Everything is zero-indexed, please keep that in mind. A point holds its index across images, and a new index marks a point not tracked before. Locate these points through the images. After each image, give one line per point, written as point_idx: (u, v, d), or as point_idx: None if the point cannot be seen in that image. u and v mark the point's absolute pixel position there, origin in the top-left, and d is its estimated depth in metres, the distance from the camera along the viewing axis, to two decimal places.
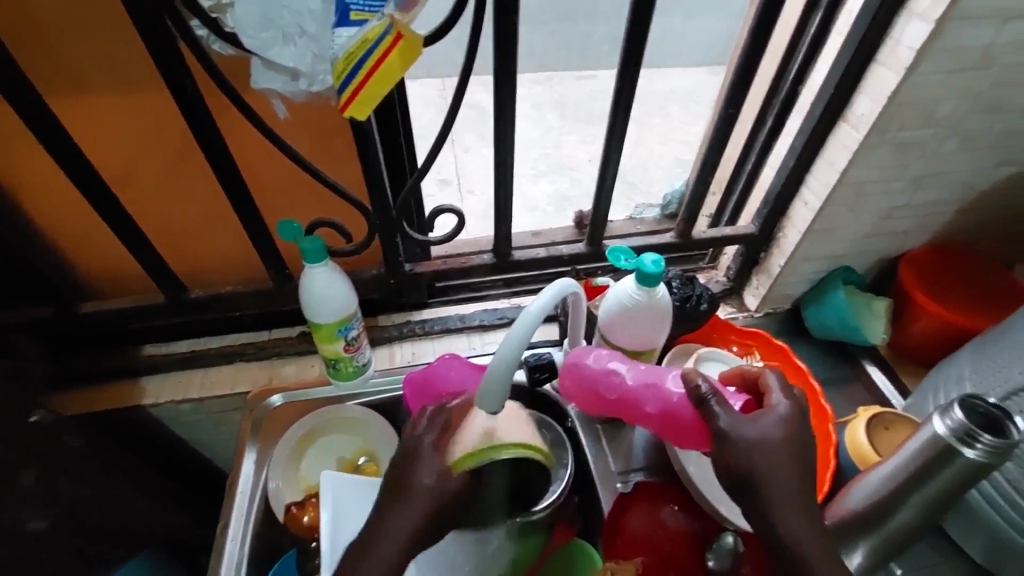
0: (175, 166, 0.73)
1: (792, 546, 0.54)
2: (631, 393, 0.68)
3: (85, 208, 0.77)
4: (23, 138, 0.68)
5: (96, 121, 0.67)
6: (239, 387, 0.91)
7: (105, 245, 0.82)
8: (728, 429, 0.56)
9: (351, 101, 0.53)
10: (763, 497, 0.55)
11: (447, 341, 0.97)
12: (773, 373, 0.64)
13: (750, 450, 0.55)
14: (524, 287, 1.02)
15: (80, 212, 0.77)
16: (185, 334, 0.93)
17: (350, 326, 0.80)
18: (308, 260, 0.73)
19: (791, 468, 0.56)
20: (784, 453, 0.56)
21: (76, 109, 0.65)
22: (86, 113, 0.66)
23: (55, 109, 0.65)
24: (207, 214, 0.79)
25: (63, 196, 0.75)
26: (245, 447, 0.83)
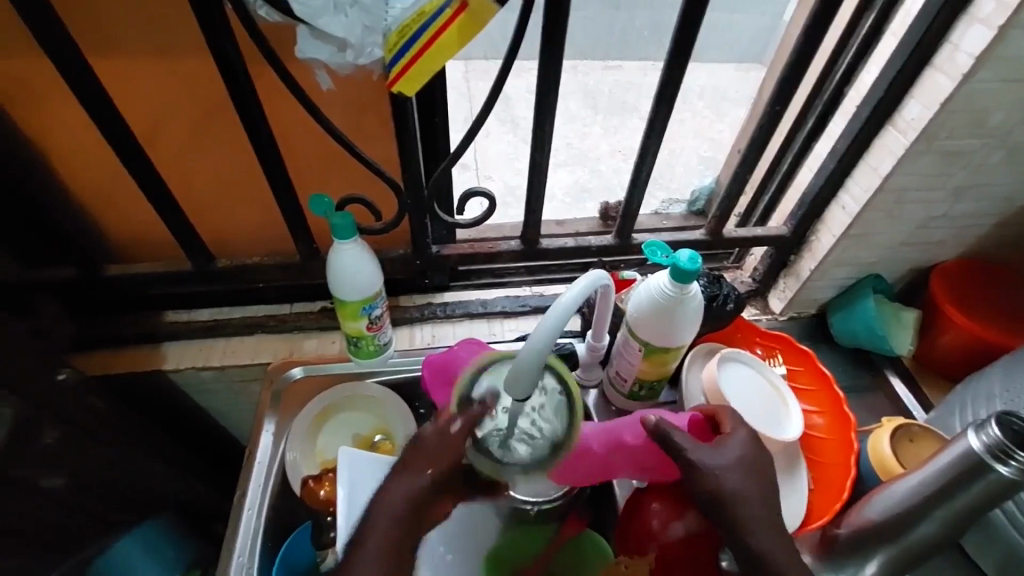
0: (211, 133, 0.72)
1: (769, 564, 0.53)
2: (609, 433, 0.70)
3: (117, 171, 0.77)
4: (65, 97, 0.68)
5: (136, 85, 0.66)
6: (260, 359, 0.91)
7: (135, 208, 0.82)
8: (692, 458, 0.57)
9: (399, 77, 0.53)
10: (731, 515, 0.55)
11: (468, 325, 0.97)
12: (726, 406, 0.65)
13: (717, 474, 0.56)
14: (546, 276, 1.01)
15: (112, 174, 0.77)
16: (208, 302, 0.93)
17: (374, 305, 0.80)
18: (338, 236, 0.73)
19: (758, 485, 0.57)
20: (752, 472, 0.57)
21: (117, 73, 0.65)
22: (127, 77, 0.66)
23: (96, 70, 0.64)
24: (239, 184, 0.79)
25: (98, 157, 0.75)
26: (264, 418, 0.84)
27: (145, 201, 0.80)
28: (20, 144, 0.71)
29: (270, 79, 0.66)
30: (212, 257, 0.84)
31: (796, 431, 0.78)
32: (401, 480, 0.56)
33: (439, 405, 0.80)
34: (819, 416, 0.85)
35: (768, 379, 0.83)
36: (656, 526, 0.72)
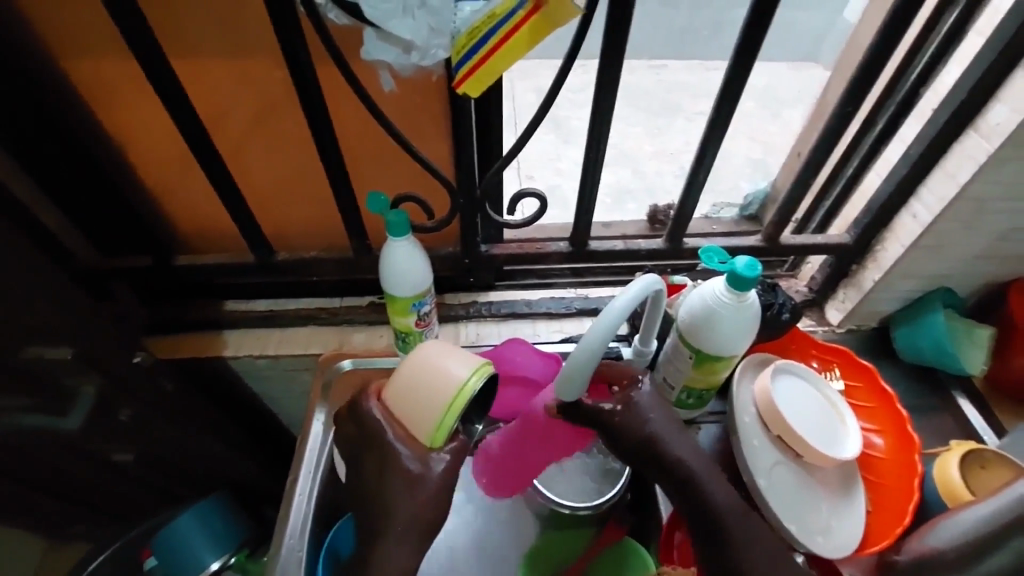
0: (279, 132, 0.75)
1: (715, 508, 0.62)
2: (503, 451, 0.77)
3: (192, 168, 0.81)
4: (150, 98, 0.72)
5: (213, 86, 0.70)
6: (312, 349, 0.95)
7: (202, 200, 0.85)
8: (622, 412, 0.64)
9: (466, 78, 0.55)
10: (676, 465, 0.63)
11: (513, 324, 0.98)
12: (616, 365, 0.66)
13: (641, 425, 0.64)
14: (590, 279, 1.01)
15: (187, 170, 0.81)
16: (265, 293, 0.96)
17: (423, 301, 0.82)
18: (393, 233, 0.75)
19: (670, 426, 0.64)
20: (656, 413, 0.64)
21: (197, 73, 0.69)
22: (205, 77, 0.69)
23: (178, 72, 0.68)
24: (301, 182, 0.82)
25: (173, 151, 0.79)
26: (315, 408, 0.86)
27: (213, 193, 0.83)
28: (106, 140, 0.77)
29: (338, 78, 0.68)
30: (274, 250, 0.87)
31: (854, 450, 0.75)
32: (399, 551, 0.58)
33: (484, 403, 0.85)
34: (879, 436, 0.81)
35: (822, 393, 0.80)
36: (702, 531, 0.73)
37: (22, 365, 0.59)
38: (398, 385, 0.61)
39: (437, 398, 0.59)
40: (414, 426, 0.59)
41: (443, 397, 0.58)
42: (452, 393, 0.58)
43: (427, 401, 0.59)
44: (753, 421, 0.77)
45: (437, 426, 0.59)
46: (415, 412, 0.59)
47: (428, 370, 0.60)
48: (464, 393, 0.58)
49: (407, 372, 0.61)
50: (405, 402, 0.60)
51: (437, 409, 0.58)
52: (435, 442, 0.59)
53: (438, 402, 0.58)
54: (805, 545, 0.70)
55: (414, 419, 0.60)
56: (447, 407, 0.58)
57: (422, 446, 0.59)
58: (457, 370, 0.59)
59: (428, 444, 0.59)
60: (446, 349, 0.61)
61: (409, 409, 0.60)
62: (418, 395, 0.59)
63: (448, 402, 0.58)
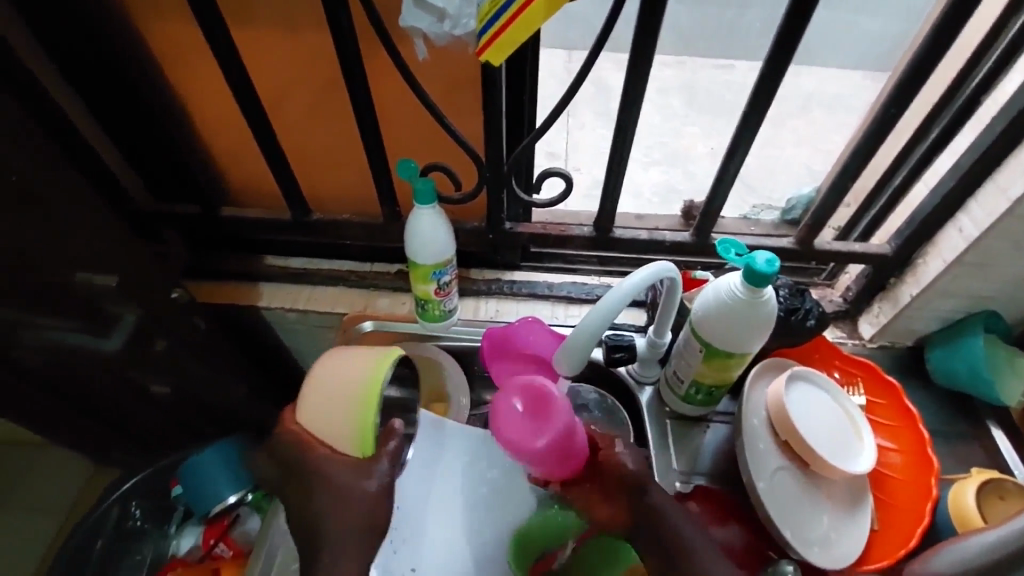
0: (322, 99, 0.79)
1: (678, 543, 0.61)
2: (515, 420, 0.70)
3: (243, 129, 0.86)
4: (206, 56, 0.77)
5: (266, 52, 0.74)
6: (337, 308, 0.99)
7: (251, 159, 0.91)
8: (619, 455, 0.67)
9: (488, 46, 0.54)
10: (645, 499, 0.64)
11: (532, 305, 0.99)
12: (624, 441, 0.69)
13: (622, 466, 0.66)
14: (615, 268, 1.01)
15: (240, 130, 0.87)
16: (301, 252, 1.01)
17: (444, 271, 0.85)
18: (420, 201, 0.78)
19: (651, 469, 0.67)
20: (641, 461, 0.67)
21: (253, 40, 0.73)
22: (261, 44, 0.73)
23: (235, 37, 0.72)
24: (344, 151, 0.86)
25: (224, 108, 0.84)
26: None
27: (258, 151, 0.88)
28: (164, 93, 0.82)
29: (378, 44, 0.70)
30: (309, 211, 0.91)
31: (867, 466, 0.72)
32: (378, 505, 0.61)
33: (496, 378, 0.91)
34: (896, 455, 0.77)
35: (838, 404, 0.77)
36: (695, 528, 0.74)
37: (74, 288, 0.66)
38: (309, 406, 0.65)
39: (349, 407, 0.63)
40: (340, 437, 0.63)
41: (352, 389, 0.63)
42: (363, 387, 0.63)
43: (342, 409, 0.63)
44: (760, 424, 0.75)
45: (360, 438, 0.63)
46: (335, 423, 0.63)
47: (331, 382, 0.64)
48: (376, 392, 0.63)
49: (311, 393, 0.65)
50: (322, 420, 0.64)
51: (353, 414, 0.63)
52: (363, 447, 0.63)
53: (353, 408, 0.63)
54: (799, 553, 0.68)
55: (336, 433, 0.63)
56: (363, 408, 0.62)
57: (354, 457, 0.63)
58: (360, 374, 0.64)
59: (361, 454, 0.63)
60: (345, 358, 0.67)
61: (329, 426, 0.64)
62: (331, 408, 0.64)
63: (361, 405, 0.63)
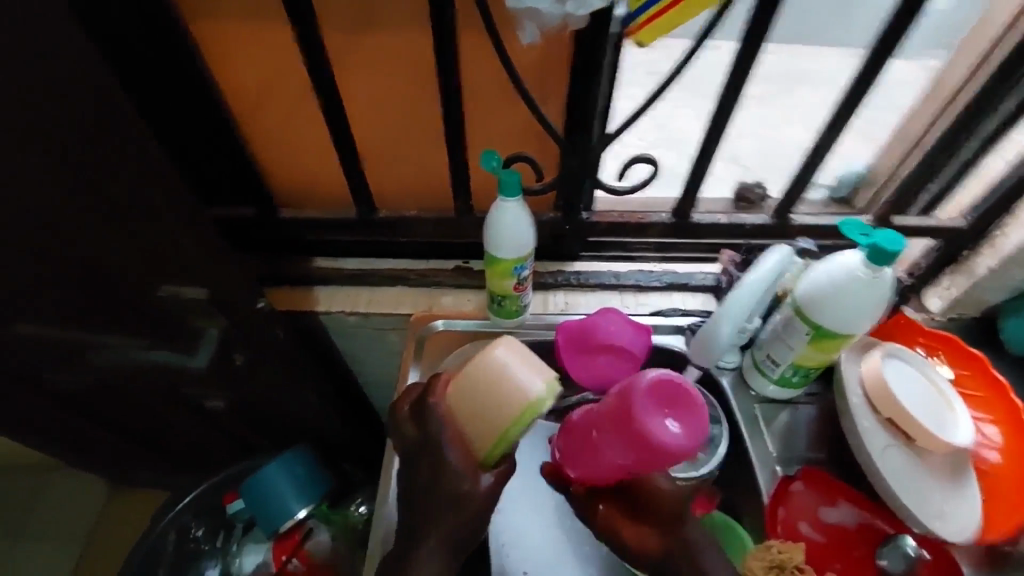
0: (404, 94, 0.74)
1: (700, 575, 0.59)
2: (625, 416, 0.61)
3: (318, 134, 0.81)
4: (291, 61, 0.72)
5: (356, 49, 0.69)
6: (401, 309, 0.95)
7: (324, 167, 0.85)
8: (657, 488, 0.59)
9: (641, 28, 0.61)
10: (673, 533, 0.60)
11: (601, 295, 0.97)
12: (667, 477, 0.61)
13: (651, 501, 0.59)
14: (676, 254, 0.99)
15: (313, 135, 0.81)
16: (354, 252, 0.96)
17: (524, 265, 0.82)
18: (505, 193, 0.75)
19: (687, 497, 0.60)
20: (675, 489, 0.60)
21: (343, 37, 0.68)
22: (349, 40, 0.68)
23: (325, 36, 0.68)
24: (423, 150, 0.81)
25: (308, 114, 0.78)
26: (411, 366, 0.87)
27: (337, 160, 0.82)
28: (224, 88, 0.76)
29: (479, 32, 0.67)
30: (374, 208, 0.86)
31: (969, 436, 0.72)
32: None
33: (570, 373, 0.88)
34: (992, 426, 0.78)
35: (929, 378, 0.77)
36: (805, 510, 0.73)
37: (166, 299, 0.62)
38: (462, 383, 0.60)
39: (502, 409, 0.57)
40: (476, 437, 0.59)
41: (503, 421, 0.57)
42: (524, 405, 0.57)
43: (493, 412, 0.58)
44: (861, 404, 0.75)
45: (495, 445, 0.59)
46: (480, 423, 0.58)
47: (496, 376, 0.59)
48: (532, 414, 0.57)
49: (471, 377, 0.60)
50: (468, 410, 0.59)
51: (502, 422, 0.58)
52: (490, 457, 0.59)
53: (506, 417, 0.57)
54: (923, 528, 0.69)
55: (477, 431, 0.59)
56: (514, 424, 0.57)
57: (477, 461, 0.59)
58: (530, 387, 0.58)
59: (484, 459, 0.59)
60: (524, 356, 0.61)
61: (471, 419, 0.59)
62: (485, 406, 0.58)
63: (515, 417, 0.57)
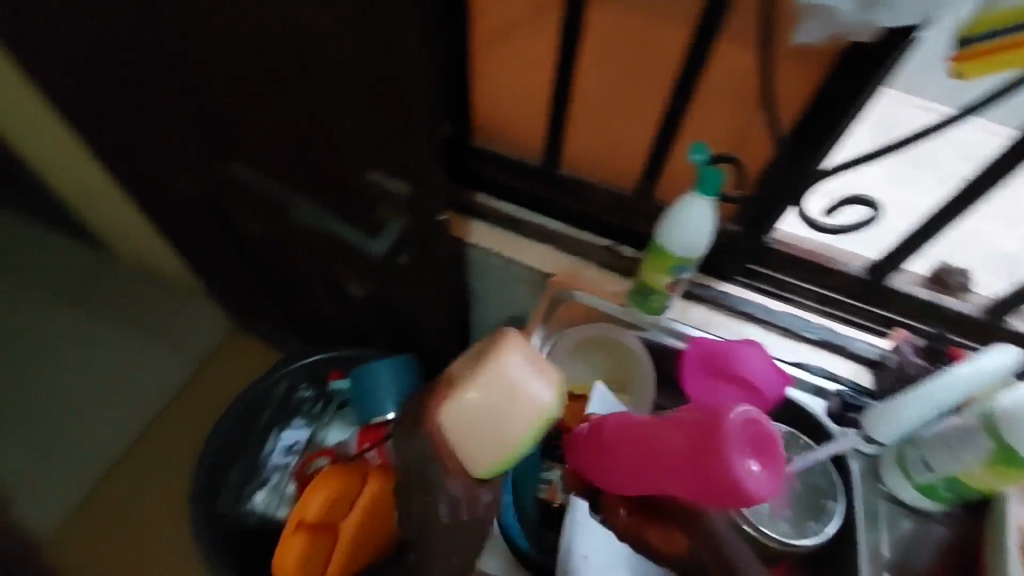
0: (640, 67, 0.73)
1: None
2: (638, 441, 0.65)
3: (536, 81, 0.81)
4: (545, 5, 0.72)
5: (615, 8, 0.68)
6: (543, 267, 0.95)
7: (535, 117, 0.86)
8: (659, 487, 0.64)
9: (970, 58, 0.47)
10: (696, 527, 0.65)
11: (743, 326, 0.91)
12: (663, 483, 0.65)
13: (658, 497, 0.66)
14: (838, 311, 0.90)
15: (532, 82, 0.81)
16: (516, 199, 0.96)
17: (685, 268, 0.80)
18: (700, 188, 0.72)
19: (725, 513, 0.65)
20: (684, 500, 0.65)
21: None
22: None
23: None
24: (629, 121, 0.80)
25: (537, 59, 0.78)
26: (535, 325, 0.90)
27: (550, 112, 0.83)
28: None
29: (747, 18, 0.63)
30: (558, 164, 0.88)
31: None
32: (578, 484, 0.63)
33: (687, 391, 0.85)
34: None
35: None
36: None
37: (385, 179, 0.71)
38: (472, 405, 0.55)
39: (501, 434, 0.56)
40: (470, 456, 0.58)
41: (505, 449, 0.57)
42: (523, 433, 0.57)
43: (485, 434, 0.57)
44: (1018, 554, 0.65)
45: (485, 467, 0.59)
46: (475, 445, 0.57)
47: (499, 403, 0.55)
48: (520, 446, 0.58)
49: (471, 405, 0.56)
50: (462, 432, 0.57)
51: (498, 448, 0.57)
52: (486, 474, 0.59)
53: (501, 444, 0.57)
54: None
55: (473, 452, 0.58)
56: (510, 448, 0.57)
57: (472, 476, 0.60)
58: (534, 407, 0.57)
59: (478, 477, 0.59)
60: (533, 364, 0.58)
61: (467, 435, 0.57)
62: (484, 430, 0.56)
63: (505, 450, 0.58)
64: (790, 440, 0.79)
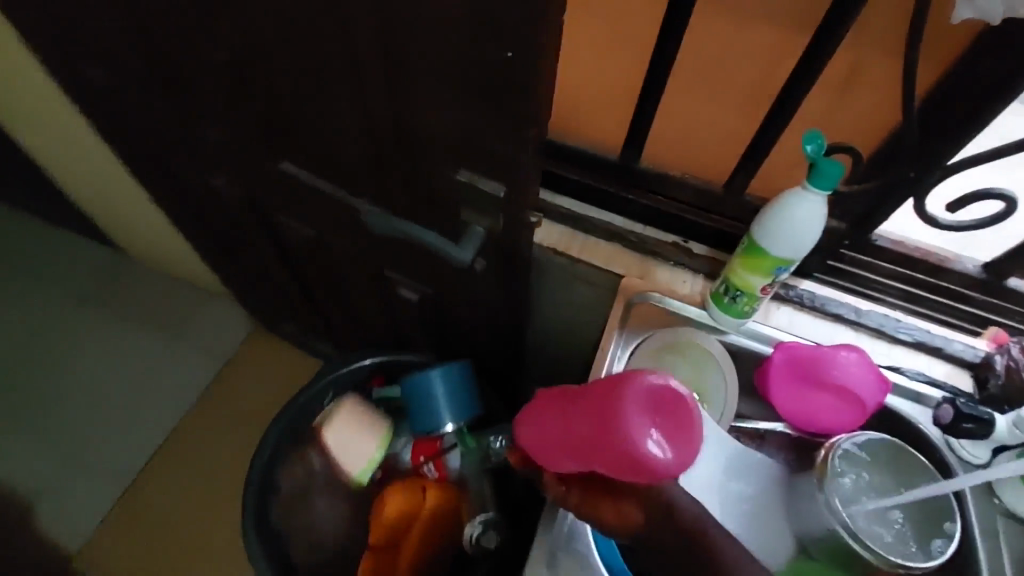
0: (748, 52, 0.67)
1: None
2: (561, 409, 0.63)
3: (625, 68, 0.75)
4: None
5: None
6: (613, 267, 0.87)
7: (614, 111, 0.81)
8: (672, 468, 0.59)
9: None
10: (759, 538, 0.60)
11: (832, 328, 0.85)
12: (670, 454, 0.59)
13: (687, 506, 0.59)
14: (934, 311, 0.84)
15: (619, 70, 0.75)
16: (580, 192, 0.88)
17: (784, 269, 0.73)
18: (815, 183, 0.65)
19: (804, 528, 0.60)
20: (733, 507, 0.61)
21: None
22: None
23: None
24: (726, 110, 0.74)
25: (625, 46, 0.73)
26: (613, 332, 0.82)
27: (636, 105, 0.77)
28: None
29: None
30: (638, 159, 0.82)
31: None
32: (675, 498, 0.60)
33: (773, 398, 0.79)
34: None
35: None
36: None
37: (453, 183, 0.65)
38: None
39: None
40: None
41: None
42: None
43: None
44: None
45: None
46: None
47: None
48: None
49: None
50: None
51: None
52: None
53: None
54: None
55: None
56: None
57: None
58: None
59: None
60: None
61: None
62: None
63: None
64: (898, 451, 0.73)
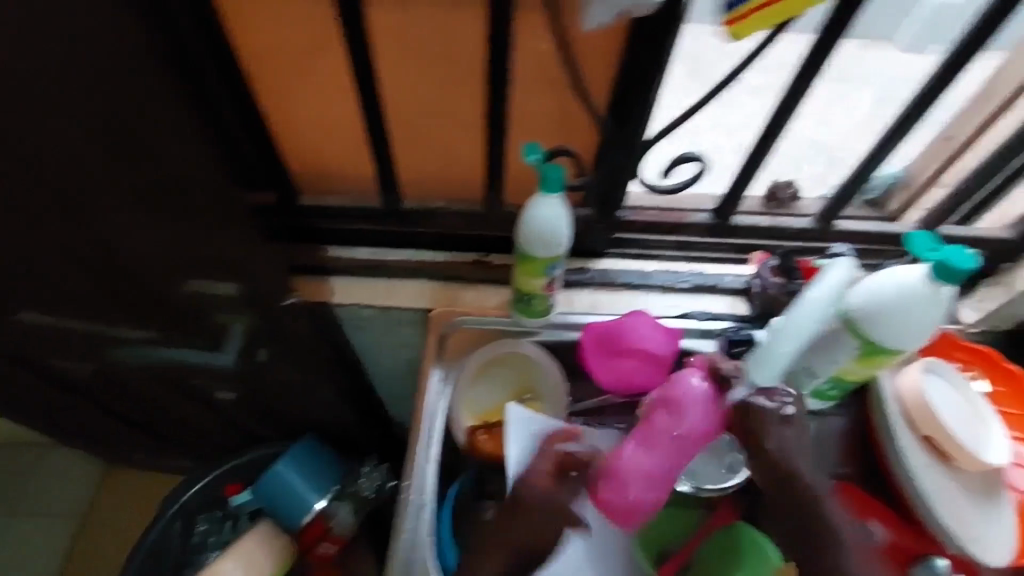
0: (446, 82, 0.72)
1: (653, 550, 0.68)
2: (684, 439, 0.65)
3: (349, 120, 0.77)
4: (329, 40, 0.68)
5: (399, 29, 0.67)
6: (420, 304, 0.89)
7: (357, 158, 0.82)
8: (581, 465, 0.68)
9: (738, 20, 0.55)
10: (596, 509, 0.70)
11: (626, 295, 0.93)
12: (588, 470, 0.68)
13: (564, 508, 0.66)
14: (698, 253, 0.95)
15: (346, 123, 0.77)
16: (368, 241, 0.89)
17: (556, 265, 0.79)
18: (545, 189, 0.72)
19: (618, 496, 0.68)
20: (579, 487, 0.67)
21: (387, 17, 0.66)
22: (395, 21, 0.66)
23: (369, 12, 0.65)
24: (451, 132, 0.78)
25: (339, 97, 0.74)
26: (431, 367, 0.84)
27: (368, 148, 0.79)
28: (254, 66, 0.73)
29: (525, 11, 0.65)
30: (400, 197, 0.85)
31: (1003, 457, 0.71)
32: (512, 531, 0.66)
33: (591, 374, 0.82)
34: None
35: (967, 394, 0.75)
36: None
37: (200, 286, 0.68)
38: None
39: None
40: None
41: None
42: None
43: None
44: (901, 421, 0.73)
45: None
46: None
47: None
48: None
49: None
50: None
51: None
52: None
53: None
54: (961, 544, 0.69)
55: None
56: None
57: None
58: None
59: None
60: None
61: None
62: None
63: None
64: None
